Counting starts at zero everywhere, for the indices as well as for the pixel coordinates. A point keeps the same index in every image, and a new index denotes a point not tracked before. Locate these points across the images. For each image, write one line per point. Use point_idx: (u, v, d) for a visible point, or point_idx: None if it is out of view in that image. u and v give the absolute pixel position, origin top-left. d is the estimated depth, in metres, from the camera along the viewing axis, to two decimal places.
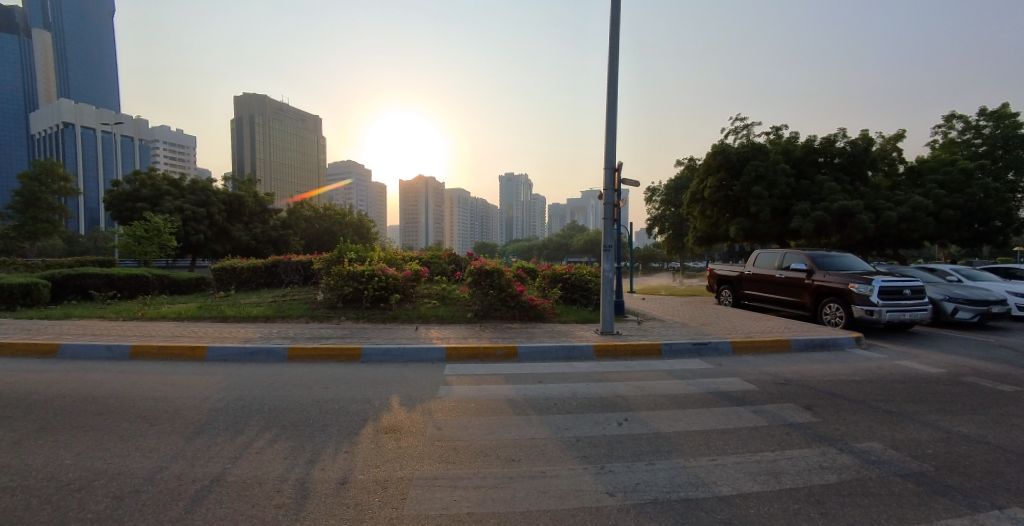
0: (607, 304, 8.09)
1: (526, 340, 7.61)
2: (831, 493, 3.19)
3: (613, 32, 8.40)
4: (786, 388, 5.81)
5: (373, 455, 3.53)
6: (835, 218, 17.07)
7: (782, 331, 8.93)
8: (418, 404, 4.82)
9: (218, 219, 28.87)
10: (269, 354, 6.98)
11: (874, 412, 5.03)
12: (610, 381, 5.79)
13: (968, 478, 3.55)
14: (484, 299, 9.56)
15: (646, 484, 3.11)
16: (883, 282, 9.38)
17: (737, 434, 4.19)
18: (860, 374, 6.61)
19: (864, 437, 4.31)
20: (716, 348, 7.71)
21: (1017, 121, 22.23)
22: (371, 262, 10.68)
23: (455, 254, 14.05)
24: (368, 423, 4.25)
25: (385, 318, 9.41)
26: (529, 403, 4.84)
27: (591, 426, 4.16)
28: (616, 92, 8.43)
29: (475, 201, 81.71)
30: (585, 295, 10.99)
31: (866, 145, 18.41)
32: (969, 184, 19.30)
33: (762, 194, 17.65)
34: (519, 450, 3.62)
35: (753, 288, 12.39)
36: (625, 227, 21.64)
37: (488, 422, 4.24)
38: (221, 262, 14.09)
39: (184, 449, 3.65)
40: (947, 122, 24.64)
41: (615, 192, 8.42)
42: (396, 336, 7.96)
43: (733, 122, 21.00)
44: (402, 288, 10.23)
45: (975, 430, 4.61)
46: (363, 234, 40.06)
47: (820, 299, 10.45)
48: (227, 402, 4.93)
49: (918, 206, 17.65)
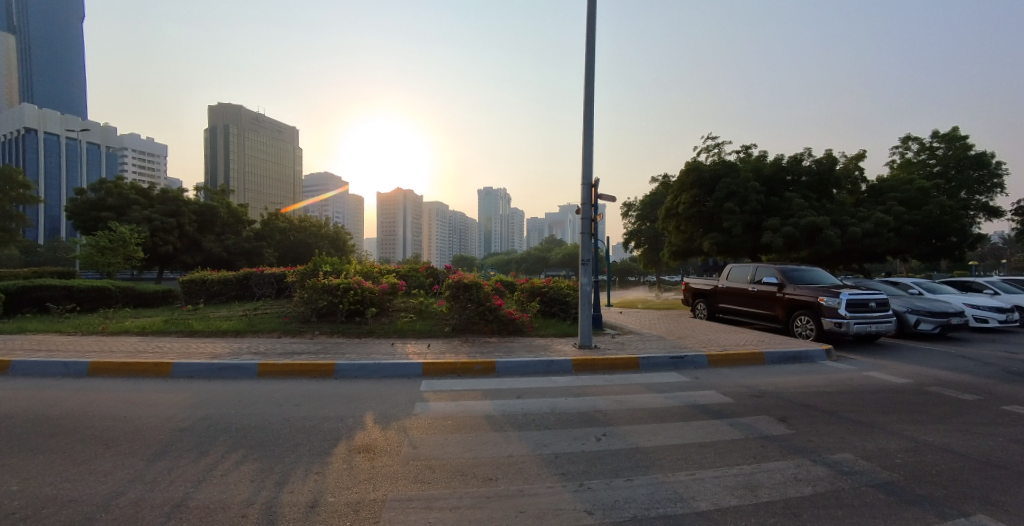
0: (585, 317, 8.11)
1: (505, 355, 7.52)
2: (806, 505, 3.22)
3: (588, 52, 8.57)
4: (760, 400, 5.89)
5: (344, 476, 3.40)
6: (804, 234, 17.67)
7: (756, 344, 9.11)
8: (393, 421, 4.69)
9: (189, 230, 27.99)
10: (239, 370, 6.73)
11: (845, 423, 5.14)
12: (589, 395, 5.78)
13: (935, 486, 3.64)
14: (462, 313, 9.43)
15: (625, 500, 3.08)
16: (850, 295, 9.69)
17: (714, 447, 4.20)
18: (831, 385, 6.77)
19: (836, 448, 4.40)
20: (693, 362, 7.80)
21: (967, 143, 23.63)
22: (347, 275, 10.46)
23: (433, 267, 13.86)
24: (341, 443, 4.09)
25: (360, 333, 9.19)
26: (508, 419, 4.77)
27: (570, 442, 4.12)
28: (593, 108, 8.56)
29: (455, 215, 81.50)
30: (563, 308, 11.01)
31: (830, 163, 19.19)
32: (928, 201, 20.30)
33: (734, 210, 18.11)
34: (497, 468, 3.55)
35: (727, 301, 12.63)
36: (602, 240, 21.89)
37: (466, 440, 4.15)
38: (190, 274, 13.66)
39: (144, 472, 3.45)
40: (904, 143, 26.02)
41: (592, 207, 8.50)
42: (372, 351, 7.76)
43: (705, 141, 21.63)
44: (379, 302, 10.02)
45: (940, 438, 4.77)
46: (339, 247, 38.83)
47: (791, 312, 10.70)
48: (192, 421, 4.69)
49: (881, 222, 18.44)
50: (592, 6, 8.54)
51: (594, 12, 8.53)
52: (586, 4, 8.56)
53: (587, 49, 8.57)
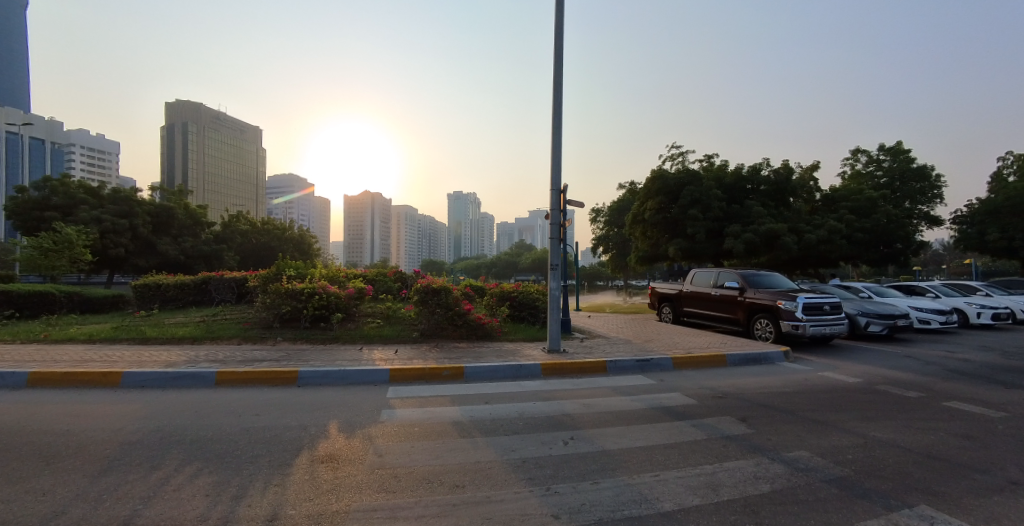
0: (554, 321, 8.15)
1: (474, 361, 7.47)
2: (764, 502, 3.33)
3: (556, 59, 8.69)
4: (723, 401, 6.06)
5: (306, 488, 3.29)
6: (763, 240, 18.43)
7: (719, 347, 9.39)
8: (358, 429, 4.57)
9: (143, 232, 26.60)
10: (195, 378, 6.42)
11: (801, 421, 5.36)
12: (558, 399, 5.80)
13: (883, 480, 3.84)
14: (431, 318, 9.32)
15: (591, 504, 3.10)
16: (806, 299, 10.14)
17: (678, 448, 4.29)
18: (789, 386, 7.05)
19: (793, 446, 4.57)
20: (659, 364, 7.97)
21: (910, 157, 25.22)
22: (312, 280, 10.18)
23: (402, 271, 13.64)
24: (302, 453, 3.96)
25: (325, 339, 8.94)
26: (476, 424, 4.74)
27: (538, 447, 4.12)
28: (561, 115, 8.67)
29: (425, 219, 80.65)
30: (533, 313, 11.06)
31: (787, 173, 20.11)
32: (875, 211, 21.53)
33: (698, 217, 18.70)
34: (464, 475, 3.51)
35: (691, 305, 12.98)
36: (571, 245, 22.12)
37: (433, 447, 4.09)
38: (143, 278, 12.98)
39: (87, 490, 3.23)
40: (854, 155, 27.53)
41: (561, 212, 8.58)
42: (337, 357, 7.56)
43: (670, 150, 22.30)
44: (345, 307, 9.78)
45: (888, 435, 5.03)
46: (303, 250, 37.61)
47: (752, 315, 11.11)
48: (142, 434, 4.44)
49: (833, 230, 19.43)
50: (561, 14, 8.67)
51: (561, 21, 8.66)
52: (554, 13, 8.68)
53: (555, 57, 8.69)
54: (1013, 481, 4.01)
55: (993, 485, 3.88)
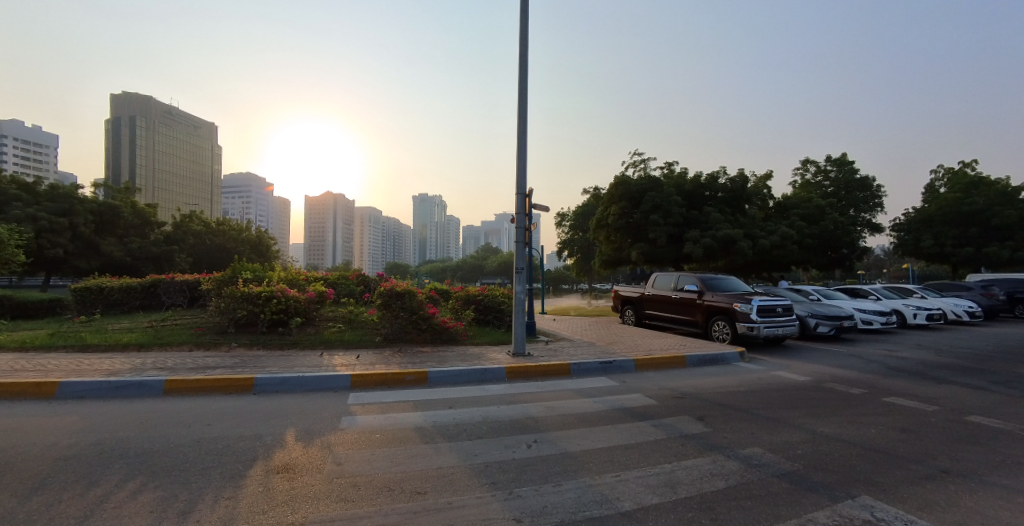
0: (519, 325, 8.16)
1: (438, 365, 7.39)
2: (719, 498, 3.45)
3: (520, 64, 8.76)
4: (682, 401, 6.24)
5: (260, 500, 3.15)
6: (721, 245, 19.17)
7: (679, 348, 9.67)
8: (317, 438, 4.43)
9: (85, 231, 24.91)
10: (140, 388, 6.05)
11: (755, 419, 5.59)
12: (522, 402, 5.81)
13: (829, 473, 4.05)
14: (394, 322, 9.17)
15: (553, 506, 3.12)
16: (760, 302, 10.60)
17: (639, 448, 4.39)
18: (744, 385, 7.35)
19: (747, 443, 4.76)
20: (621, 366, 8.13)
21: (854, 168, 26.87)
22: (269, 283, 9.81)
23: (364, 274, 13.34)
24: (256, 464, 3.79)
25: (283, 345, 8.61)
26: (439, 429, 4.68)
27: (501, 450, 4.12)
28: (525, 120, 8.74)
29: (390, 221, 79.26)
30: (498, 316, 11.05)
31: (742, 182, 21.01)
32: (823, 218, 22.79)
33: (659, 222, 19.24)
34: (425, 482, 3.46)
35: (653, 308, 13.31)
36: (537, 249, 22.27)
37: (394, 454, 4.01)
38: (84, 281, 12.19)
39: (14, 511, 2.98)
40: (804, 166, 29.06)
41: (526, 216, 8.64)
42: (296, 363, 7.30)
43: (633, 157, 22.89)
44: (304, 311, 9.47)
45: (834, 430, 5.32)
46: (261, 252, 36.10)
47: (710, 317, 11.51)
48: (80, 448, 4.14)
49: (785, 236, 20.43)
50: (525, 20, 8.75)
51: (525, 26, 8.74)
52: (519, 19, 8.76)
53: (520, 62, 8.76)
54: (944, 470, 4.31)
55: (926, 474, 4.16)
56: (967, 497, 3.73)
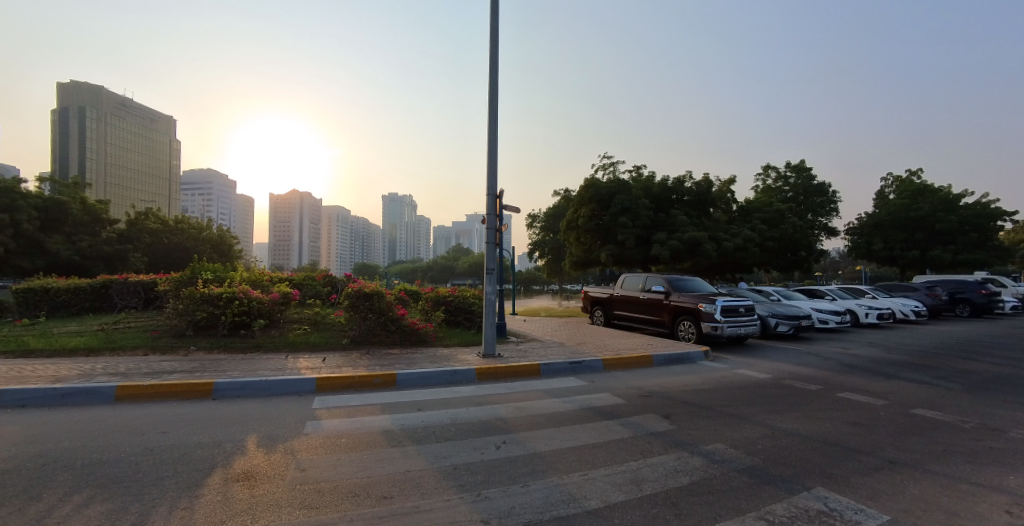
0: (489, 326, 8.15)
1: (407, 367, 7.30)
2: (683, 494, 3.54)
3: (491, 65, 8.77)
4: (649, 400, 6.38)
5: (217, 509, 3.04)
6: (686, 247, 19.74)
7: (646, 348, 9.88)
8: (280, 443, 4.30)
9: (28, 228, 23.40)
10: (88, 395, 5.71)
11: (719, 416, 5.76)
12: (491, 404, 5.81)
13: (786, 467, 4.22)
14: (362, 324, 9.01)
15: (520, 507, 3.13)
16: (723, 302, 10.95)
17: (606, 447, 4.46)
18: (708, 383, 7.57)
19: (710, 439, 4.91)
20: (590, 366, 8.24)
21: (811, 174, 28.12)
22: (231, 283, 9.45)
23: (332, 275, 13.05)
24: (215, 472, 3.65)
25: (244, 348, 8.32)
26: (407, 432, 4.62)
27: (469, 452, 4.10)
28: (496, 121, 8.74)
29: (359, 221, 77.74)
30: (468, 317, 11.01)
31: (707, 186, 21.66)
32: (783, 222, 23.77)
33: (628, 224, 19.61)
34: (392, 486, 3.41)
35: (622, 308, 13.54)
36: (508, 250, 22.29)
37: (360, 458, 3.94)
38: (27, 282, 11.48)
39: None
40: (766, 171, 30.19)
41: (497, 217, 8.65)
42: (258, 367, 7.06)
43: (602, 160, 23.24)
44: (268, 313, 9.18)
45: (792, 424, 5.56)
46: (222, 251, 34.63)
47: (676, 317, 11.81)
48: (20, 461, 3.88)
49: (747, 239, 21.20)
50: (495, 22, 8.76)
51: (496, 28, 8.75)
52: (489, 20, 8.77)
53: (491, 64, 8.76)
54: (891, 460, 4.57)
55: (875, 465, 4.40)
56: (912, 486, 3.96)
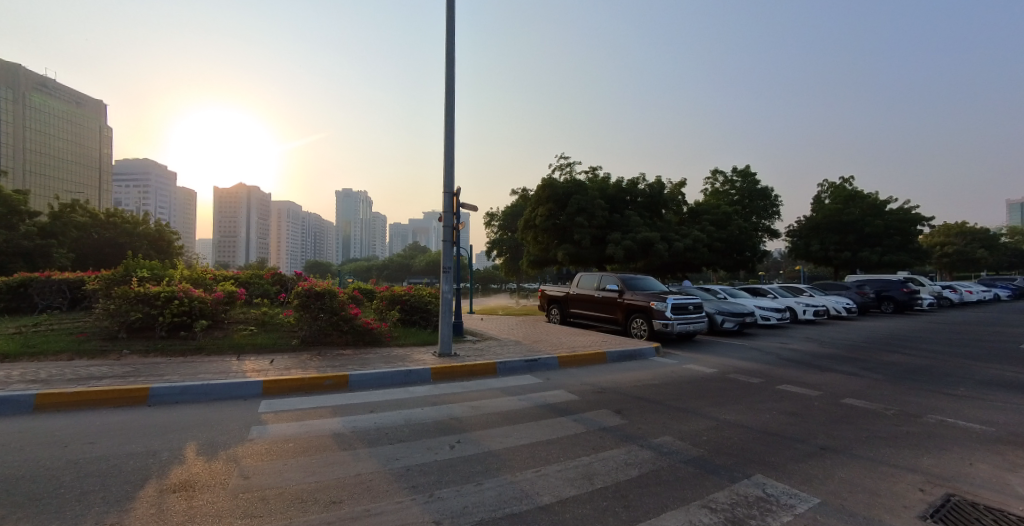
0: (445, 325, 8.08)
1: (360, 368, 7.13)
2: (633, 486, 3.67)
3: (447, 63, 8.69)
4: (602, 396, 6.55)
5: (150, 523, 2.86)
6: (640, 247, 20.40)
7: (600, 345, 10.13)
8: (222, 451, 4.10)
9: None
10: (2, 405, 5.20)
11: (667, 410, 6.01)
12: (446, 403, 5.78)
13: (728, 456, 4.46)
14: (313, 324, 8.71)
15: (473, 506, 3.14)
16: (674, 300, 11.40)
17: (559, 443, 4.54)
18: (658, 378, 7.87)
19: (659, 432, 5.10)
20: (546, 364, 8.35)
21: (755, 179, 29.75)
22: (168, 282, 8.88)
23: (280, 273, 12.52)
24: (147, 484, 3.42)
25: (185, 350, 7.84)
26: (358, 435, 4.52)
27: (423, 453, 4.06)
28: (453, 119, 8.67)
29: (312, 217, 74.99)
30: (424, 317, 10.88)
31: (660, 188, 22.44)
32: (729, 223, 25.00)
33: (584, 224, 20.00)
34: (341, 490, 3.33)
35: (578, 307, 13.80)
36: (465, 248, 22.15)
37: (308, 463, 3.81)
38: None
39: None
40: (714, 176, 31.65)
41: (454, 215, 8.59)
42: (199, 370, 6.68)
43: (559, 161, 23.56)
44: (211, 314, 8.70)
45: (734, 416, 5.87)
46: (162, 248, 31.82)
47: (629, 315, 12.17)
48: None
49: (696, 240, 22.17)
50: (452, 18, 8.69)
51: (452, 25, 8.68)
52: (446, 17, 8.69)
53: (447, 60, 8.69)
54: (822, 447, 4.92)
55: (808, 452, 4.72)
56: (839, 469, 4.29)
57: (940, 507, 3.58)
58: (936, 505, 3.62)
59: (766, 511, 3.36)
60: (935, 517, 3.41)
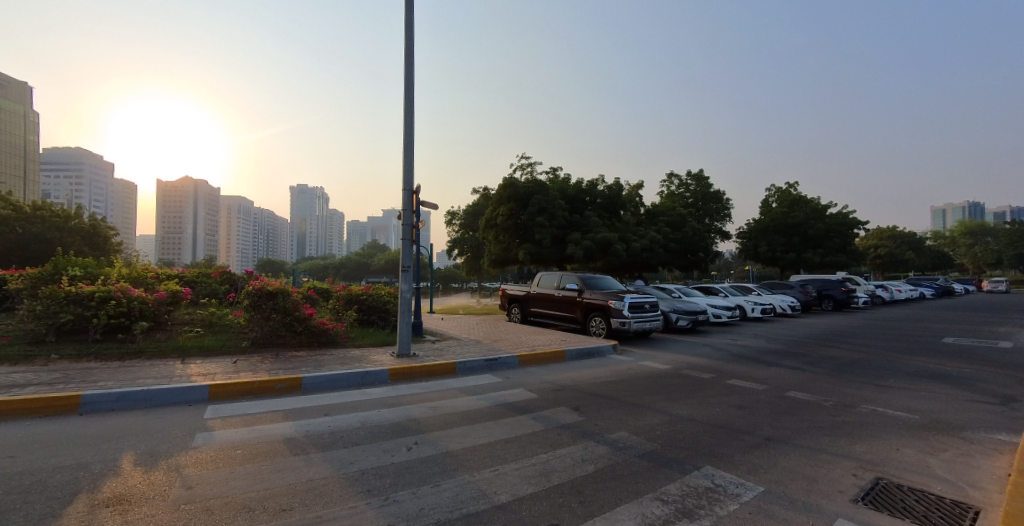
0: (404, 325, 7.96)
1: (314, 370, 6.91)
2: (589, 482, 3.75)
3: (406, 60, 8.55)
4: (561, 394, 6.66)
5: None
6: (599, 247, 20.84)
7: (560, 343, 10.28)
8: (162, 460, 3.88)
9: None
10: None
11: (623, 406, 6.18)
12: (404, 405, 5.71)
13: (679, 449, 4.65)
14: (264, 325, 8.38)
15: (430, 507, 3.13)
16: (630, 299, 11.73)
17: (517, 441, 4.58)
18: (616, 375, 8.08)
19: (616, 428, 5.25)
20: (506, 363, 8.39)
21: (708, 183, 31.02)
22: (104, 282, 8.30)
23: (230, 272, 11.97)
24: (76, 499, 3.19)
25: (122, 354, 7.35)
26: (311, 439, 4.39)
27: (378, 456, 4.00)
28: (411, 116, 8.55)
29: (265, 213, 71.99)
30: (383, 317, 10.68)
31: (618, 189, 22.98)
32: (684, 225, 25.95)
33: (545, 224, 20.20)
34: (292, 497, 3.24)
35: (538, 306, 13.94)
36: (426, 247, 21.89)
37: (257, 470, 3.67)
38: None
39: None
40: (670, 179, 32.73)
41: (413, 213, 8.48)
42: (138, 375, 6.27)
43: (520, 160, 23.68)
44: (153, 315, 8.20)
45: (687, 410, 6.11)
46: (96, 244, 29.91)
47: (589, 314, 12.41)
48: None
49: (653, 240, 22.88)
50: (411, 14, 8.56)
51: (411, 22, 8.56)
52: (405, 13, 8.55)
53: (405, 57, 8.55)
54: (767, 438, 5.20)
55: (754, 443, 4.98)
56: (782, 459, 4.56)
57: (870, 490, 3.87)
58: (866, 489, 3.91)
59: (715, 501, 3.52)
60: (865, 499, 3.68)
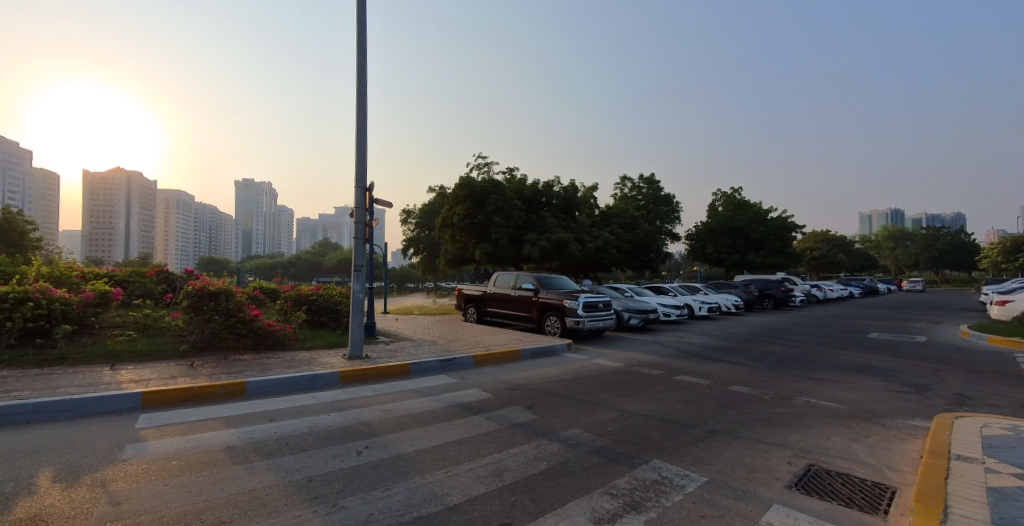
0: (356, 326, 7.77)
1: (259, 374, 6.62)
2: (541, 479, 3.82)
3: (359, 55, 8.34)
4: (515, 393, 6.71)
5: None
6: (554, 247, 21.13)
7: (516, 343, 10.36)
8: (86, 476, 3.60)
9: None
10: None
11: (576, 403, 6.33)
12: (355, 408, 5.58)
13: (629, 444, 4.82)
14: (205, 327, 7.96)
15: (380, 512, 3.08)
16: (584, 299, 11.99)
17: (471, 442, 4.59)
18: (569, 373, 8.25)
19: (568, 425, 5.37)
20: (461, 363, 8.37)
21: (659, 186, 32.17)
22: (20, 282, 7.59)
23: (166, 271, 11.23)
24: None
25: (41, 361, 6.75)
26: (255, 447, 4.21)
27: (327, 462, 3.90)
28: (364, 112, 8.34)
29: (208, 207, 67.99)
30: (334, 318, 10.37)
31: (573, 191, 23.41)
32: (636, 227, 26.80)
33: (501, 224, 20.26)
34: (232, 508, 3.10)
35: (494, 306, 13.97)
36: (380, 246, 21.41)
37: (194, 482, 3.48)
38: None
39: None
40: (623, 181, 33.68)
41: (366, 211, 8.28)
42: (59, 383, 5.78)
43: (477, 160, 23.61)
44: (77, 318, 7.58)
45: (637, 406, 6.33)
46: (11, 240, 27.22)
47: (544, 313, 12.58)
48: None
49: (606, 241, 23.48)
50: (363, 8, 8.37)
51: (363, 15, 8.37)
52: (357, 6, 8.34)
53: (357, 51, 8.34)
54: (711, 430, 5.48)
55: (699, 435, 5.24)
56: (723, 449, 4.82)
57: (802, 476, 4.16)
58: (799, 475, 4.20)
59: (660, 493, 3.68)
60: (798, 485, 3.96)
